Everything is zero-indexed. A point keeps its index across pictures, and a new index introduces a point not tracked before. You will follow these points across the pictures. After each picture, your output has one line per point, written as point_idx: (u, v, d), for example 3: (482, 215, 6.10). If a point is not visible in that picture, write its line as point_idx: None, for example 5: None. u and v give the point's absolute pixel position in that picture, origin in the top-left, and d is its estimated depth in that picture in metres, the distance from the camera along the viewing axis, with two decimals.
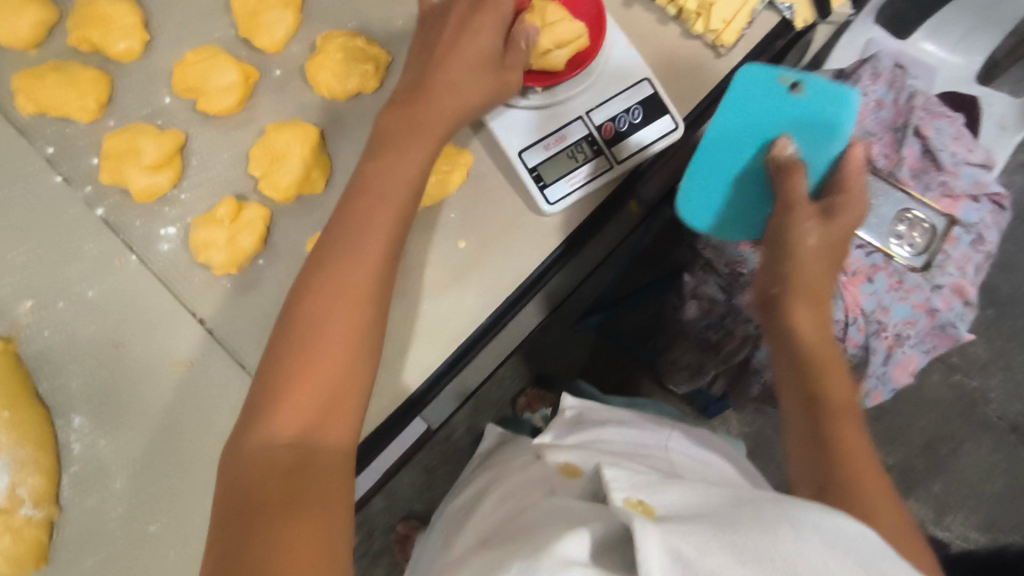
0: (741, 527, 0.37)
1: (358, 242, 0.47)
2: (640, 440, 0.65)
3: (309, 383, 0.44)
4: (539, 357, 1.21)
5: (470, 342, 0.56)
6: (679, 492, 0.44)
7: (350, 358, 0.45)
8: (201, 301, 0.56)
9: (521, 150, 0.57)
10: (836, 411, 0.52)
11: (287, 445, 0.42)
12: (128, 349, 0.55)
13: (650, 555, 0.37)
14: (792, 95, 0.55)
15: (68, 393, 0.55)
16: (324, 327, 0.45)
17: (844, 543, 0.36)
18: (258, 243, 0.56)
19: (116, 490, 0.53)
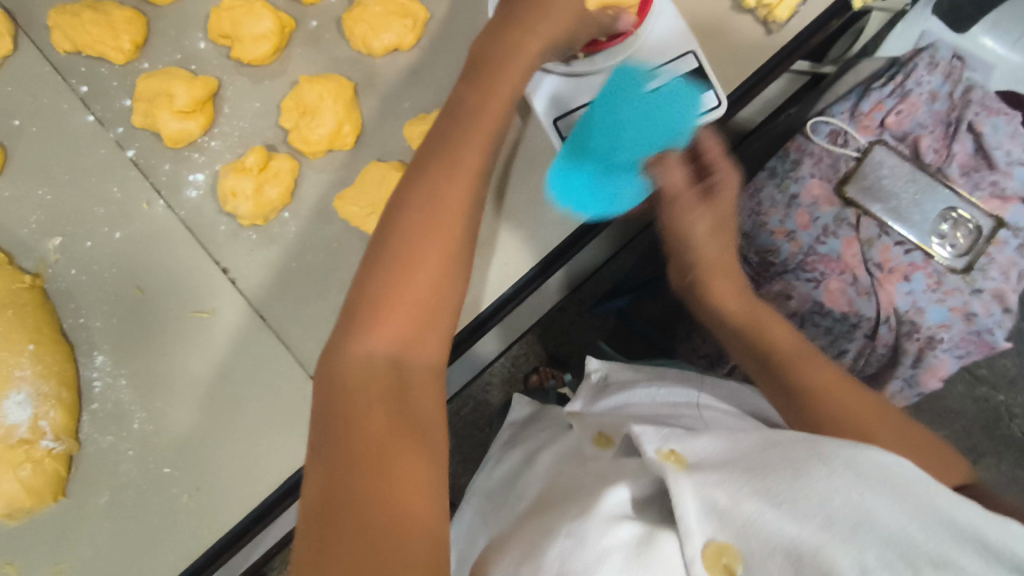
0: (771, 472, 0.38)
1: (447, 178, 0.45)
2: (671, 400, 0.62)
3: (409, 277, 0.43)
4: (555, 337, 1.21)
5: (493, 310, 0.57)
6: (709, 438, 0.43)
7: (440, 277, 0.44)
8: (225, 250, 0.56)
9: (556, 120, 0.55)
10: (786, 354, 0.54)
11: (388, 360, 0.41)
12: (151, 293, 0.55)
13: (685, 503, 0.38)
14: (652, 92, 0.53)
15: (91, 332, 0.55)
16: (418, 246, 0.44)
17: (877, 472, 0.36)
18: (286, 196, 0.55)
19: (133, 430, 0.53)
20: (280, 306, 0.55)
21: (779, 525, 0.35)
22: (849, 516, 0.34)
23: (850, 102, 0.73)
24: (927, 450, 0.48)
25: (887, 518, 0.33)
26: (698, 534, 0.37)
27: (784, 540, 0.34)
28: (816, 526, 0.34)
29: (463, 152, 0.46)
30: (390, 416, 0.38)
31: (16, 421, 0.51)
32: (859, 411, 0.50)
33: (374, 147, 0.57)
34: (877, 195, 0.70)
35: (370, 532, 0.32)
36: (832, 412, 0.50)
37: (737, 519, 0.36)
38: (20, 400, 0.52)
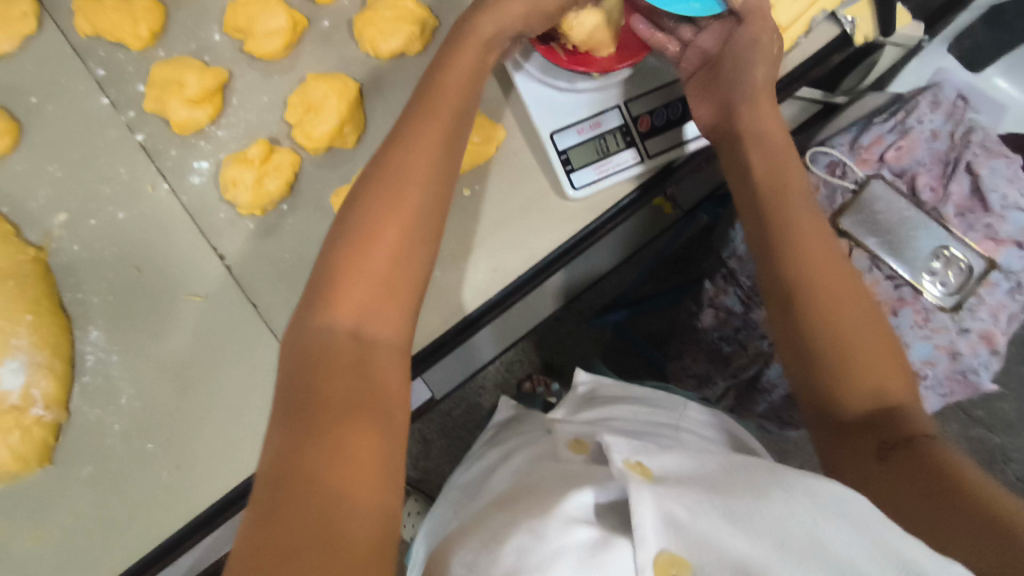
0: (733, 492, 0.38)
1: (405, 165, 0.47)
2: (651, 419, 0.62)
3: (368, 251, 0.44)
4: (550, 346, 1.22)
5: (472, 319, 0.56)
6: (676, 454, 0.44)
7: (396, 255, 0.44)
8: (224, 237, 0.57)
9: (554, 132, 0.56)
10: (790, 193, 0.52)
11: (346, 334, 0.42)
12: (149, 273, 0.57)
13: (643, 512, 0.38)
14: None
15: (88, 307, 0.56)
16: (377, 228, 0.45)
17: (835, 500, 0.36)
18: (284, 189, 0.57)
19: (121, 405, 0.55)
20: (272, 294, 0.56)
21: (732, 544, 0.35)
22: (801, 539, 0.34)
23: (850, 135, 0.75)
24: (886, 369, 0.46)
25: (838, 546, 0.34)
26: (652, 544, 0.37)
27: (733, 558, 0.35)
28: (769, 546, 0.35)
29: (428, 145, 0.48)
30: (348, 390, 0.39)
31: (9, 388, 0.53)
32: (837, 311, 0.47)
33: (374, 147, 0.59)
34: (872, 228, 0.70)
35: (314, 504, 0.33)
36: (809, 275, 0.48)
37: (692, 533, 0.37)
38: (14, 367, 0.53)
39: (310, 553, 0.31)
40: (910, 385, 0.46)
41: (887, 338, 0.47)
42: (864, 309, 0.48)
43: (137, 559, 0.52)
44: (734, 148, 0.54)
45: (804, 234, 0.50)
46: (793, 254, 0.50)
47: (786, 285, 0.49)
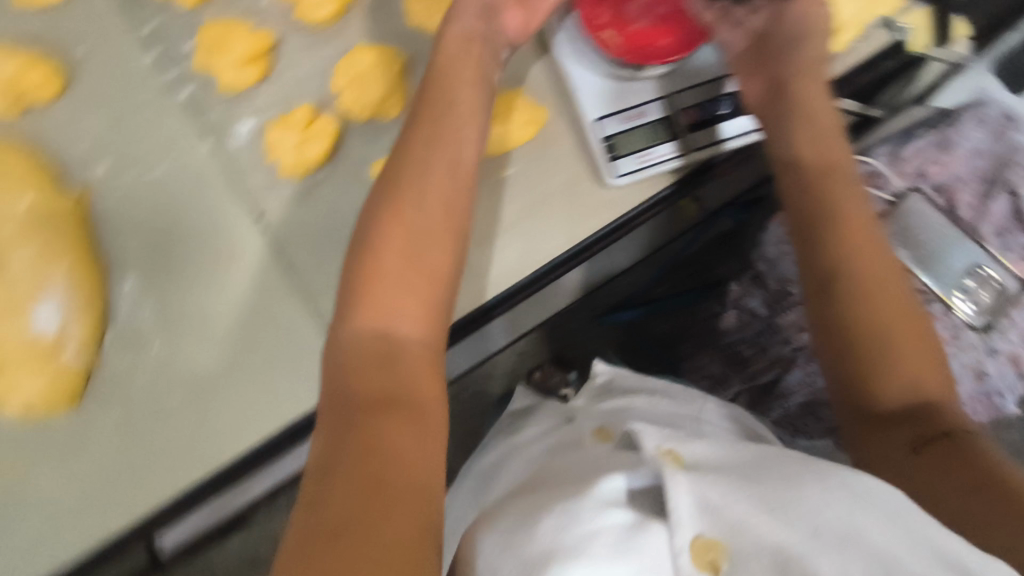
0: (767, 481, 0.39)
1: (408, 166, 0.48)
2: (670, 411, 0.63)
3: (386, 250, 0.45)
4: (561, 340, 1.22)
5: (504, 298, 0.55)
6: (707, 443, 0.44)
7: (410, 250, 0.45)
8: (261, 198, 0.58)
9: (598, 119, 0.56)
10: (835, 176, 0.52)
11: (375, 327, 0.43)
12: (185, 228, 0.57)
13: (679, 499, 0.39)
14: None
15: (123, 256, 0.57)
16: (387, 228, 0.45)
17: (870, 495, 0.36)
18: (326, 154, 0.57)
19: (150, 355, 0.55)
20: (306, 259, 0.56)
21: (767, 531, 0.36)
22: (837, 531, 0.35)
23: (890, 145, 0.74)
24: (922, 357, 0.47)
25: (875, 536, 0.34)
26: (688, 527, 0.37)
27: (770, 545, 0.35)
28: (805, 535, 0.35)
29: (438, 146, 0.49)
30: (378, 384, 0.40)
31: (45, 329, 0.53)
32: (877, 294, 0.48)
33: None
34: (908, 241, 0.69)
35: (351, 498, 0.34)
36: (850, 260, 0.49)
37: (727, 517, 0.37)
38: (48, 309, 0.54)
39: (347, 546, 0.32)
40: (940, 366, 0.48)
41: (923, 329, 0.48)
42: (903, 300, 0.49)
43: (153, 510, 0.53)
44: (784, 126, 0.53)
45: (849, 218, 0.51)
46: (835, 242, 0.50)
47: (831, 279, 0.50)
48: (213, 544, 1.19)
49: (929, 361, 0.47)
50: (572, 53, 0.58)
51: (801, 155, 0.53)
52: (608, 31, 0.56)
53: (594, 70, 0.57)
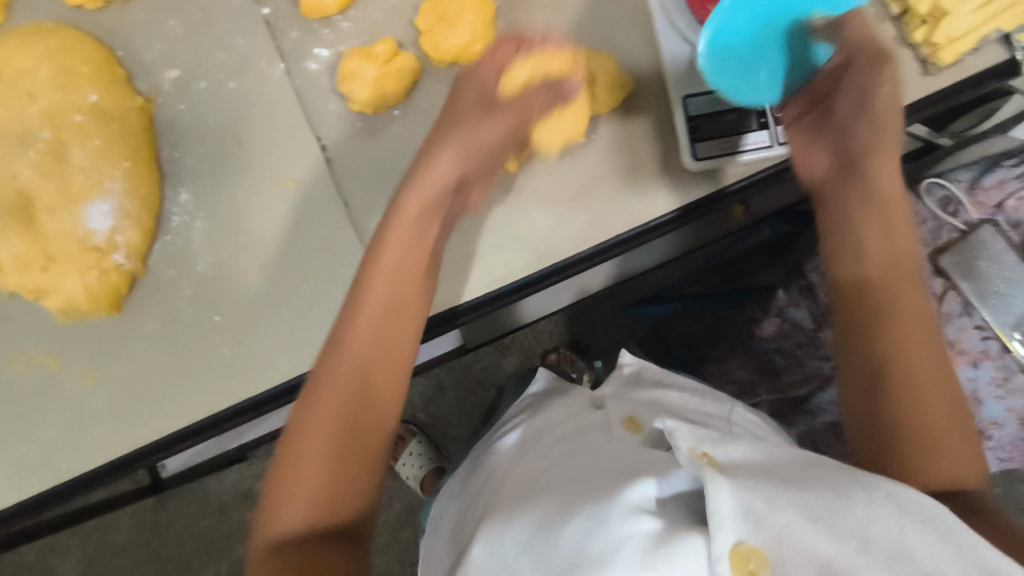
0: (810, 488, 0.37)
1: (395, 229, 0.48)
2: (701, 408, 0.62)
3: (349, 372, 0.45)
4: (582, 324, 1.21)
5: (562, 266, 0.54)
6: (743, 445, 0.42)
7: (353, 398, 0.44)
8: (328, 129, 0.56)
9: (686, 95, 0.54)
10: (885, 253, 0.48)
11: (329, 452, 0.42)
12: (247, 148, 0.56)
13: (719, 504, 0.35)
14: None
15: (182, 168, 0.56)
16: (331, 378, 0.45)
17: (917, 509, 0.35)
18: (402, 94, 0.56)
19: (194, 272, 0.54)
20: (365, 197, 0.55)
21: (814, 543, 0.33)
22: (887, 546, 0.33)
23: (972, 173, 0.71)
24: (962, 448, 0.44)
25: (924, 555, 0.33)
26: (728, 534, 0.34)
27: (817, 559, 0.33)
28: (853, 549, 0.33)
29: (402, 260, 0.47)
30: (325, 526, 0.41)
31: (96, 227, 0.53)
32: (921, 383, 0.45)
33: None
34: (967, 272, 0.68)
35: None
36: (895, 347, 0.45)
37: (770, 527, 0.34)
38: (104, 209, 0.53)
39: None
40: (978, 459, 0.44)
41: (965, 432, 0.44)
42: (948, 398, 0.45)
43: (189, 425, 0.52)
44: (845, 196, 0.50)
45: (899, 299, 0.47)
46: (883, 326, 0.46)
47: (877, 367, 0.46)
48: (211, 471, 1.20)
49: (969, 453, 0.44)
50: (666, 20, 0.55)
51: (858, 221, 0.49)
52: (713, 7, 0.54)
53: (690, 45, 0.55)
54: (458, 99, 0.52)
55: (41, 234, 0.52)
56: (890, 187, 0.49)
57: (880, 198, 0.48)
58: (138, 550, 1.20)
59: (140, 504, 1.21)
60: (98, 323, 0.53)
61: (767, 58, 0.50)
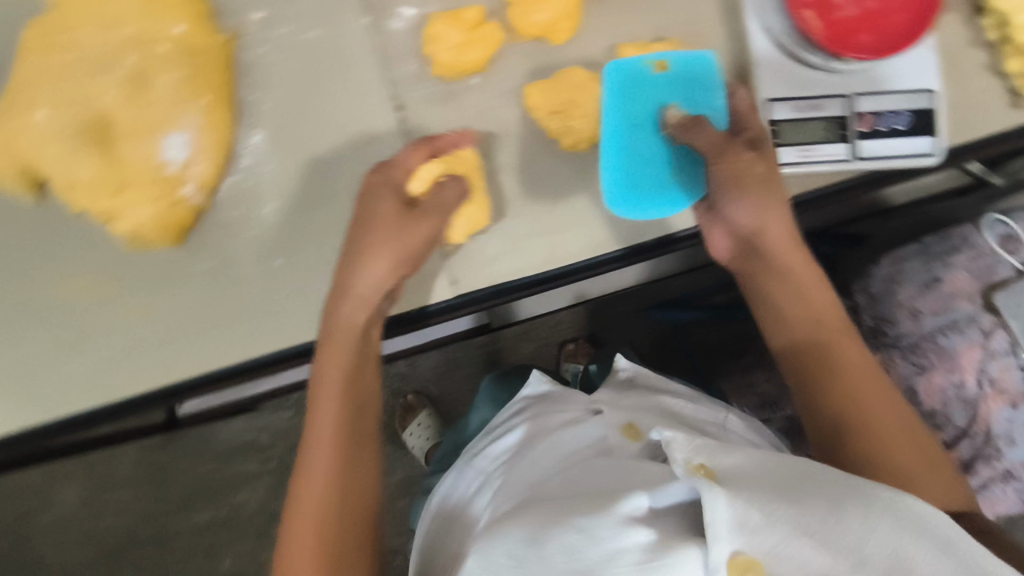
0: (808, 499, 0.37)
1: (350, 277, 0.50)
2: (698, 415, 0.64)
3: (318, 432, 0.50)
4: (602, 317, 1.21)
5: (603, 259, 0.54)
6: (739, 453, 0.42)
7: (333, 475, 0.49)
8: (406, 89, 0.56)
9: (771, 99, 0.53)
10: (823, 322, 0.50)
11: (320, 499, 0.49)
12: (322, 99, 0.55)
13: (715, 513, 0.36)
14: (661, 73, 0.52)
15: (257, 111, 0.55)
16: (312, 462, 0.50)
17: (914, 524, 0.37)
18: (484, 63, 0.55)
19: (261, 215, 0.54)
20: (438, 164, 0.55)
21: (810, 557, 0.34)
22: (885, 560, 0.34)
23: None
24: (935, 483, 0.46)
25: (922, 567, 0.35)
26: (724, 543, 0.35)
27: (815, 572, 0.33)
28: (852, 565, 0.34)
29: (359, 307, 0.50)
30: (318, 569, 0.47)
31: (171, 158, 0.53)
32: (887, 439, 0.47)
33: (580, 53, 0.56)
34: (1020, 313, 0.67)
35: None
36: (855, 413, 0.48)
37: (766, 540, 0.35)
38: (180, 141, 0.53)
39: None
40: (950, 487, 0.46)
41: (935, 465, 0.47)
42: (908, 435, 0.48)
43: (232, 364, 0.52)
44: (789, 282, 0.51)
45: (846, 369, 0.49)
46: (839, 401, 0.48)
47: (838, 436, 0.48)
48: (220, 418, 1.21)
49: (941, 487, 0.46)
50: (760, 17, 0.54)
51: (809, 302, 0.51)
52: (808, 11, 0.51)
53: (782, 49, 0.54)
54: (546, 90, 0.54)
55: (115, 159, 0.53)
56: (813, 283, 0.51)
57: (791, 284, 0.51)
58: (140, 485, 1.22)
59: (145, 441, 1.23)
60: (161, 254, 0.54)
61: (668, 180, 0.52)
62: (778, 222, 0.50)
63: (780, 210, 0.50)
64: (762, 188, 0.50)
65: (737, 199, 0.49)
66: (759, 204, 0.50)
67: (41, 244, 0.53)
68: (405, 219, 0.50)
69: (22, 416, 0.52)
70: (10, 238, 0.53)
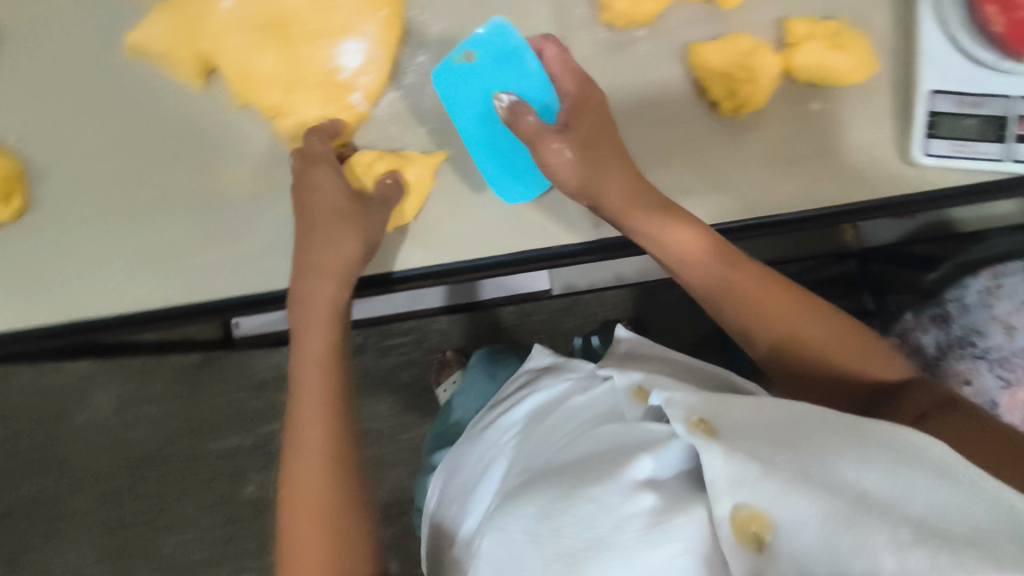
0: (803, 445, 0.39)
1: (316, 241, 0.52)
2: (706, 373, 0.60)
3: (305, 391, 0.51)
4: (649, 303, 1.08)
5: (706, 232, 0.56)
6: (746, 406, 0.44)
7: (329, 419, 0.51)
8: (575, 34, 0.57)
9: (934, 91, 0.54)
10: (741, 260, 0.51)
11: (318, 446, 0.50)
12: (490, 30, 0.56)
13: (714, 469, 0.39)
14: (473, 62, 0.54)
15: (425, 33, 0.56)
16: (299, 416, 0.51)
17: (913, 456, 0.36)
18: (654, 16, 0.56)
19: (418, 133, 0.55)
20: None
21: (799, 506, 0.35)
22: (880, 498, 0.34)
23: None
24: (870, 362, 0.48)
25: (922, 500, 0.33)
26: (727, 500, 0.38)
27: (808, 516, 0.35)
28: (845, 502, 0.34)
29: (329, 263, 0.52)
30: (314, 510, 0.49)
31: (344, 64, 0.54)
32: (805, 337, 0.49)
33: (747, 22, 0.57)
34: None
35: None
36: (773, 334, 0.50)
37: (761, 490, 0.37)
38: (354, 49, 0.54)
39: None
40: (883, 361, 0.48)
41: (865, 349, 0.48)
42: (833, 329, 0.49)
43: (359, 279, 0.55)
44: (707, 270, 0.51)
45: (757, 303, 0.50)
46: (756, 331, 0.50)
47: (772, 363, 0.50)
48: (257, 347, 1.11)
49: (876, 364, 0.48)
50: (934, 6, 0.54)
51: (731, 280, 0.50)
52: (990, 7, 0.52)
53: (955, 44, 0.54)
54: (715, 53, 0.56)
55: (293, 58, 0.54)
56: (740, 274, 0.50)
57: (720, 276, 0.51)
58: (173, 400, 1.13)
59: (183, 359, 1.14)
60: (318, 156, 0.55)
61: (519, 158, 0.55)
62: (684, 234, 0.50)
63: (624, 169, 0.52)
64: (600, 163, 0.52)
65: (588, 175, 0.51)
66: (592, 174, 0.51)
67: (203, 129, 0.55)
68: (354, 212, 0.52)
69: (169, 294, 0.54)
70: (173, 119, 0.55)
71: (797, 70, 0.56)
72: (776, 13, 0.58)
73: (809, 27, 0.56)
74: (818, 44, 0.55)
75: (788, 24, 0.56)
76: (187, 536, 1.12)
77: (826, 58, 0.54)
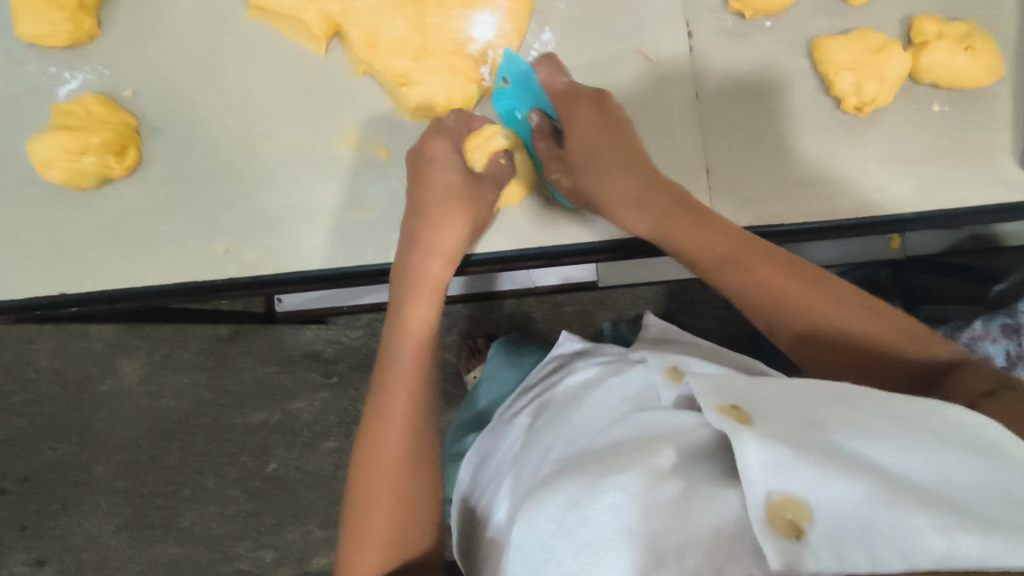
0: (835, 422, 0.35)
1: (435, 208, 0.51)
2: (736, 361, 0.60)
3: (396, 370, 0.48)
4: (683, 300, 1.04)
5: (810, 229, 0.55)
6: (777, 388, 0.39)
7: (418, 395, 0.48)
8: (700, 20, 0.57)
9: None
10: (752, 245, 0.47)
11: (405, 423, 0.47)
12: (616, 12, 0.56)
13: (746, 456, 0.34)
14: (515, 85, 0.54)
15: (551, 10, 0.56)
16: (387, 404, 0.47)
17: (961, 435, 0.32)
18: (783, 6, 0.56)
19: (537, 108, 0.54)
20: (715, 92, 0.56)
21: (837, 491, 0.31)
22: (923, 482, 0.31)
23: None
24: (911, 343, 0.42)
25: (962, 479, 0.30)
26: (757, 485, 0.33)
27: (850, 500, 0.31)
28: (887, 487, 0.31)
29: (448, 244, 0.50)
30: (386, 489, 0.46)
31: (474, 37, 0.55)
32: (831, 322, 0.43)
33: (870, 20, 0.57)
34: None
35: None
36: (794, 320, 0.44)
37: (798, 475, 0.32)
38: (485, 22, 0.54)
39: None
40: (926, 343, 0.42)
41: (902, 328, 0.43)
42: (865, 309, 0.44)
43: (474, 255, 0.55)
44: (716, 259, 0.47)
45: (773, 288, 0.45)
46: (776, 318, 0.45)
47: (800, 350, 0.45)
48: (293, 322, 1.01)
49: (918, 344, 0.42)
50: None
51: (744, 269, 0.46)
52: None
53: None
54: (842, 44, 0.55)
55: (423, 27, 0.54)
56: (753, 263, 0.46)
57: (731, 265, 0.46)
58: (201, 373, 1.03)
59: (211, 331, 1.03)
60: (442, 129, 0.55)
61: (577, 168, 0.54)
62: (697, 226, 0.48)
63: (626, 171, 0.50)
64: (601, 164, 0.50)
65: (588, 175, 0.51)
66: (599, 175, 0.50)
67: (325, 94, 0.54)
68: (466, 190, 0.51)
69: (279, 258, 0.53)
70: (296, 83, 0.54)
71: (922, 71, 0.55)
72: (901, 12, 0.58)
73: (938, 26, 0.55)
74: (946, 46, 0.54)
75: (916, 21, 0.56)
76: (212, 508, 1.02)
77: (956, 58, 0.54)
